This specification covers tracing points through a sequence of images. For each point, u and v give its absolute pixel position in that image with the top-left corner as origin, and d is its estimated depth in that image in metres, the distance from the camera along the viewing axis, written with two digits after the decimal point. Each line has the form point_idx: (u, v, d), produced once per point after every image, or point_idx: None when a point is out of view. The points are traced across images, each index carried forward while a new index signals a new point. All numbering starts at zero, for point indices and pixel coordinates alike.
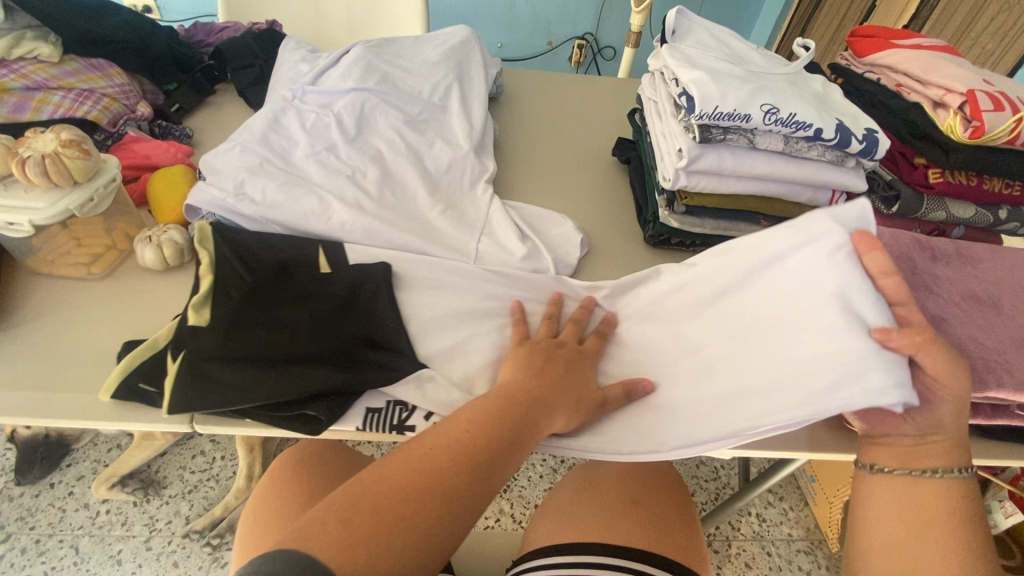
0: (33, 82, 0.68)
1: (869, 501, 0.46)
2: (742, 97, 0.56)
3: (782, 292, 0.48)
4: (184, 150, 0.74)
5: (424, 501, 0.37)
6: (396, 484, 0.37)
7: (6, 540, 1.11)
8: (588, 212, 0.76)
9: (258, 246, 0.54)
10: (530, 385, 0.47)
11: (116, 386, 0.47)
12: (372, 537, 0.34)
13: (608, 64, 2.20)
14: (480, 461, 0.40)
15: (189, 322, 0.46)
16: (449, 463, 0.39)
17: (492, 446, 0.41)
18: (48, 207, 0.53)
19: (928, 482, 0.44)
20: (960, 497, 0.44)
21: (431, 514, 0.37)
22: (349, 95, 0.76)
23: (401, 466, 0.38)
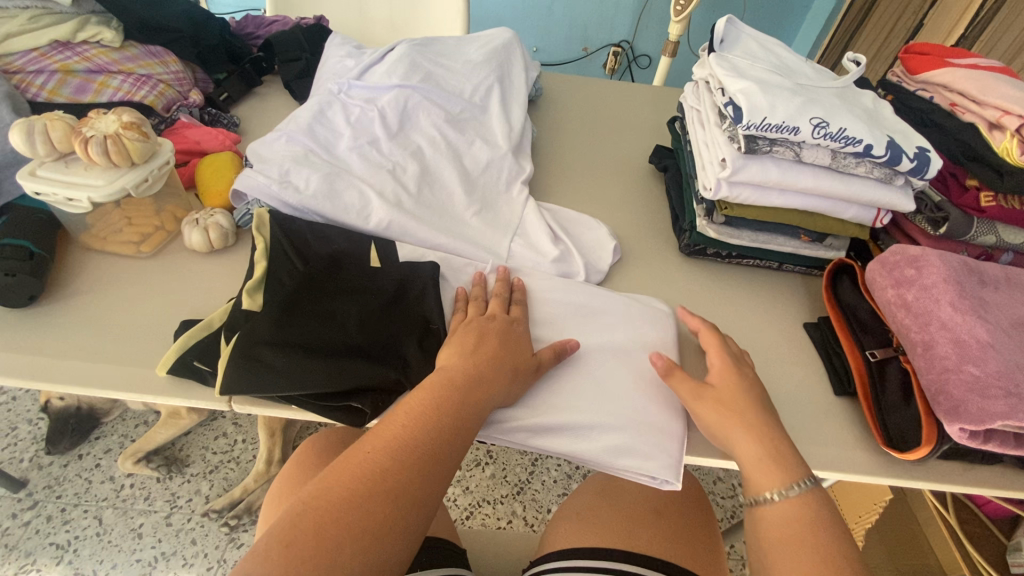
0: (95, 65, 0.71)
1: (756, 530, 0.47)
2: (791, 110, 0.56)
3: (564, 315, 0.59)
4: (233, 138, 0.76)
5: (377, 503, 0.38)
6: (342, 496, 0.37)
7: (34, 507, 1.14)
8: (624, 218, 0.76)
9: (315, 238, 0.60)
10: (469, 367, 0.47)
11: (172, 361, 0.50)
12: (341, 506, 0.37)
13: (643, 72, 2.19)
14: (422, 445, 0.41)
15: (245, 308, 0.51)
16: (398, 460, 0.40)
17: (438, 430, 0.42)
18: (106, 185, 0.55)
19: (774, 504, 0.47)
20: (814, 513, 0.45)
21: (389, 515, 0.38)
22: (394, 92, 0.78)
23: (348, 479, 0.38)
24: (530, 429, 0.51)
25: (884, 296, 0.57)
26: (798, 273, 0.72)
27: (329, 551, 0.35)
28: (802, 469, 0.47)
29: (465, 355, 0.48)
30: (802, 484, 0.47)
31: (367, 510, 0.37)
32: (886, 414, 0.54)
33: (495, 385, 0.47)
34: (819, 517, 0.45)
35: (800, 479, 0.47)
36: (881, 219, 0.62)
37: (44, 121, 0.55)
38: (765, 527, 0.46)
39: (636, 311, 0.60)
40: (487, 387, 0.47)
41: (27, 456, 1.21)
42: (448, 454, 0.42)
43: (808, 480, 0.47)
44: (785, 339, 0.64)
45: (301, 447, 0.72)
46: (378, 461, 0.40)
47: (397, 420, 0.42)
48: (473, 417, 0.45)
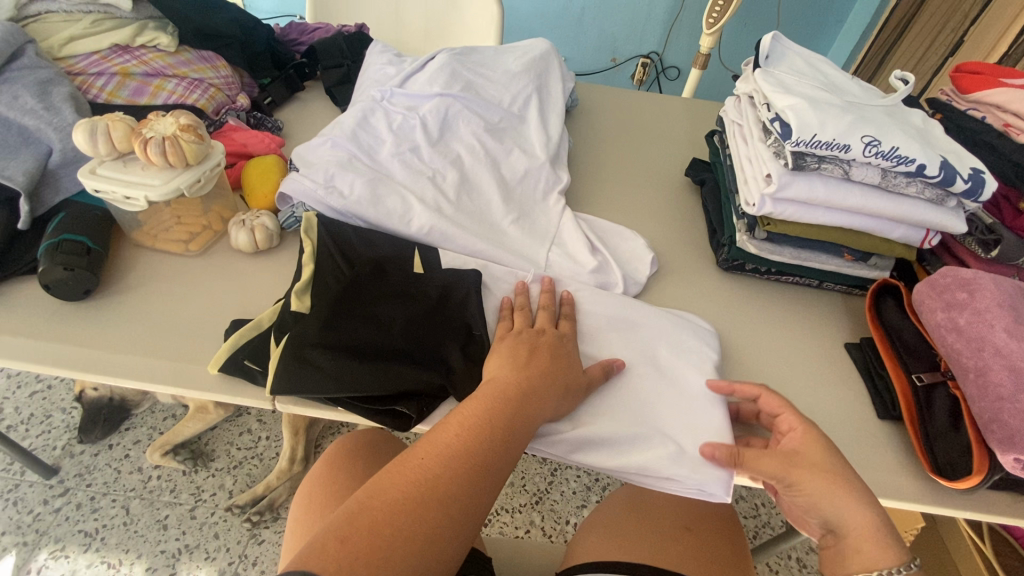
0: (151, 69, 0.73)
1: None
2: (842, 127, 0.55)
3: (610, 329, 0.59)
4: (278, 142, 0.77)
5: (429, 508, 0.38)
6: (396, 499, 0.38)
7: (65, 493, 1.18)
8: (661, 231, 0.76)
9: (360, 242, 0.61)
10: (521, 380, 0.47)
11: (224, 360, 0.51)
12: (395, 509, 0.38)
13: (671, 84, 2.18)
14: (473, 456, 0.42)
15: (293, 310, 0.52)
16: (450, 467, 0.40)
17: (491, 440, 0.43)
18: (162, 185, 0.57)
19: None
20: None
21: (440, 521, 0.38)
22: (435, 100, 0.79)
23: (401, 484, 0.39)
24: (569, 441, 0.51)
25: (932, 318, 0.56)
26: (838, 292, 0.70)
27: (383, 551, 0.35)
28: (886, 542, 0.46)
29: (516, 367, 0.49)
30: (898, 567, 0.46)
31: (419, 515, 0.38)
32: (933, 440, 0.52)
33: (545, 398, 0.47)
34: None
35: (903, 563, 0.46)
36: (929, 240, 0.61)
37: (107, 121, 0.57)
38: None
39: (677, 329, 0.60)
40: (537, 400, 0.47)
41: (60, 444, 1.24)
42: (498, 466, 0.43)
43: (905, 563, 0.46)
44: (825, 359, 0.63)
45: (325, 453, 0.72)
46: (432, 468, 0.40)
47: (450, 427, 0.43)
48: (523, 430, 0.45)
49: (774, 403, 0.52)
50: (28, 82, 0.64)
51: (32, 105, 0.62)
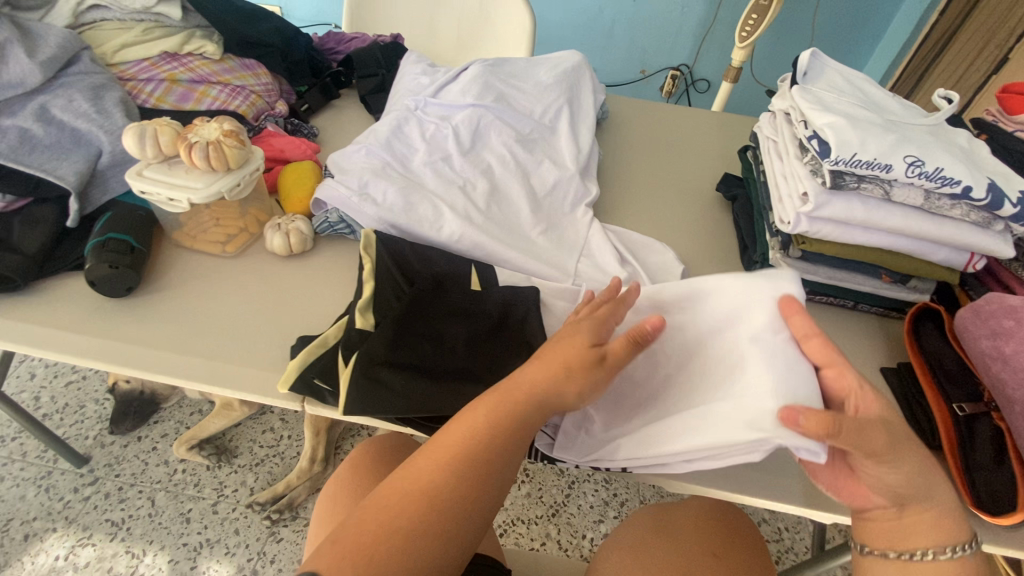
0: (197, 75, 0.76)
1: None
2: (884, 147, 0.54)
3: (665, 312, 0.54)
4: (313, 148, 0.79)
5: (419, 517, 0.41)
6: (390, 507, 0.41)
7: (94, 482, 1.21)
8: (692, 246, 0.75)
9: (418, 261, 0.62)
10: (527, 379, 0.46)
11: (294, 378, 0.52)
12: (387, 517, 0.40)
13: (700, 97, 2.17)
14: (466, 465, 0.43)
15: (359, 327, 0.54)
16: (456, 471, 0.42)
17: (498, 444, 0.43)
18: (204, 188, 0.59)
19: (924, 564, 0.43)
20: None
21: (429, 529, 0.41)
22: (468, 110, 0.80)
23: (396, 492, 0.42)
24: (630, 445, 0.49)
25: (976, 345, 0.55)
26: (873, 314, 0.69)
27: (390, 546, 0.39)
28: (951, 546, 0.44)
29: (531, 363, 0.47)
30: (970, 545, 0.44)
31: (408, 524, 0.40)
32: (973, 471, 0.50)
33: (550, 397, 0.45)
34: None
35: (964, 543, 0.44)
36: (974, 264, 0.59)
37: (155, 126, 0.59)
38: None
39: (744, 283, 0.51)
40: (543, 400, 0.45)
41: (92, 434, 1.28)
42: (490, 472, 0.43)
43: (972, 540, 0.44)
44: None
45: (348, 457, 0.72)
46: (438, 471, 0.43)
47: (457, 430, 0.44)
48: (522, 434, 0.45)
49: (822, 356, 0.45)
50: (83, 87, 0.66)
51: (86, 109, 0.65)
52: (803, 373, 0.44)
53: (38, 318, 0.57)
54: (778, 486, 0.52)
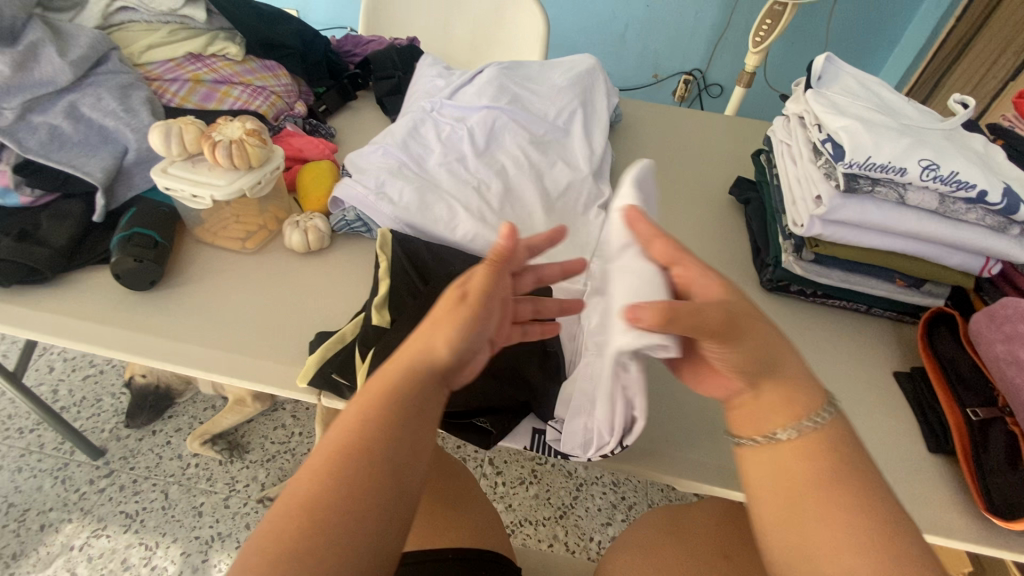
0: (220, 76, 0.78)
1: (752, 472, 0.43)
2: (898, 150, 0.54)
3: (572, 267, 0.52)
4: (331, 148, 0.80)
5: (326, 530, 0.33)
6: (289, 531, 0.33)
7: (109, 475, 1.23)
8: (704, 248, 0.76)
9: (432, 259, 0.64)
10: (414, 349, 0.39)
11: (313, 373, 0.53)
12: (289, 542, 0.33)
13: (713, 102, 2.17)
14: (363, 456, 0.36)
15: (376, 323, 0.55)
16: (353, 465, 0.35)
17: (397, 420, 0.37)
18: (226, 185, 0.60)
19: (786, 442, 0.41)
20: (826, 448, 0.41)
21: (342, 541, 0.33)
22: (483, 112, 0.81)
23: (288, 513, 0.34)
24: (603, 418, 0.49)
25: (990, 350, 0.55)
26: (887, 318, 0.69)
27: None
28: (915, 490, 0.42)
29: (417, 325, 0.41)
30: (823, 412, 0.42)
31: (316, 543, 0.33)
32: (987, 477, 0.50)
33: (439, 357, 0.39)
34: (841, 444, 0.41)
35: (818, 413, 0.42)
36: (989, 268, 0.59)
37: (180, 125, 0.61)
38: (756, 473, 0.42)
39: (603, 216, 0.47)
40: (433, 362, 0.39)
41: (108, 427, 1.30)
42: (398, 458, 0.37)
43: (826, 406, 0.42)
44: (870, 387, 0.61)
45: None
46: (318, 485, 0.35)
47: (334, 430, 0.37)
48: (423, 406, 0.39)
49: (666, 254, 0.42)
50: (112, 86, 0.68)
51: (114, 107, 0.67)
52: (652, 279, 0.41)
53: (65, 310, 0.59)
54: None
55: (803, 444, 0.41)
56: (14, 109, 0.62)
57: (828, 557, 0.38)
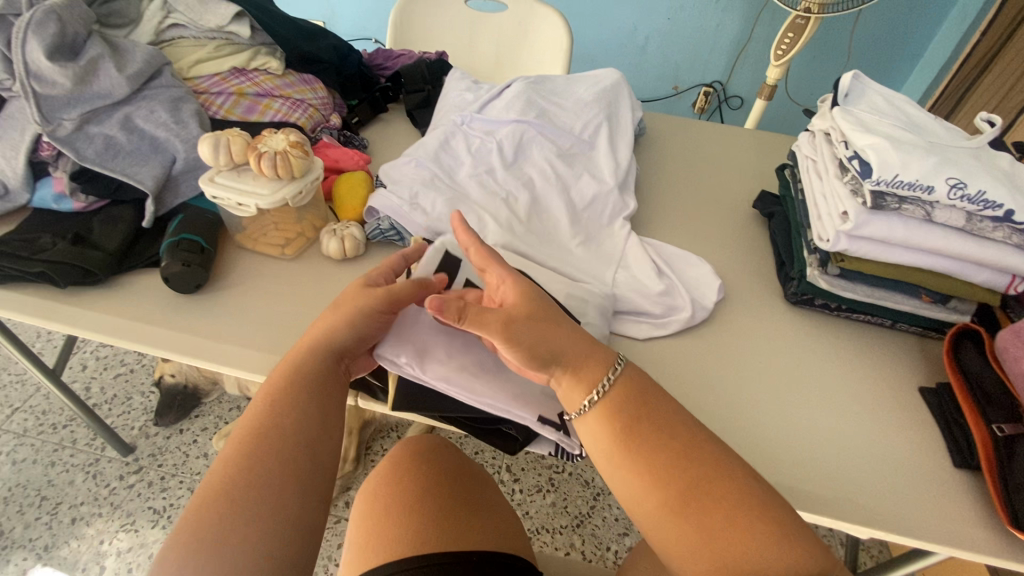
0: (262, 89, 0.82)
1: (588, 438, 0.50)
2: (926, 168, 0.55)
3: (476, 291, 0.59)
4: (365, 158, 0.83)
5: (249, 476, 0.45)
6: (218, 484, 0.45)
7: (139, 471, 1.27)
8: (726, 260, 0.77)
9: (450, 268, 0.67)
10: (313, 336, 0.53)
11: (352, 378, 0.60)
12: (222, 493, 0.44)
13: (733, 114, 2.17)
14: (275, 421, 0.48)
15: None
16: (269, 427, 0.47)
17: (305, 391, 0.50)
18: (270, 195, 0.63)
19: (598, 401, 0.49)
20: (627, 398, 0.49)
21: (262, 483, 0.45)
22: (512, 126, 0.83)
23: (217, 473, 0.45)
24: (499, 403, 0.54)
25: (1017, 366, 0.55)
26: (912, 333, 0.69)
27: (212, 527, 0.42)
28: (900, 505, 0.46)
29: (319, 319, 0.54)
30: (615, 370, 0.50)
31: (242, 489, 0.44)
32: (1012, 494, 0.50)
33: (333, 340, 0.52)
34: (639, 397, 0.49)
35: (610, 366, 0.50)
36: (1016, 286, 0.59)
37: (228, 136, 0.64)
38: (595, 439, 0.49)
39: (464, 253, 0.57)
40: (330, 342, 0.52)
41: (137, 424, 1.34)
42: (304, 419, 0.49)
43: (619, 361, 0.51)
44: (893, 401, 0.62)
45: (394, 452, 0.77)
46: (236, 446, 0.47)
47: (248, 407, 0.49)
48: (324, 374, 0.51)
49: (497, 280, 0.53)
50: (164, 99, 0.72)
51: (165, 119, 0.71)
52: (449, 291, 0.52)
53: (116, 310, 0.62)
54: (814, 500, 0.52)
55: (610, 401, 0.49)
56: (74, 120, 0.67)
57: (641, 497, 0.46)
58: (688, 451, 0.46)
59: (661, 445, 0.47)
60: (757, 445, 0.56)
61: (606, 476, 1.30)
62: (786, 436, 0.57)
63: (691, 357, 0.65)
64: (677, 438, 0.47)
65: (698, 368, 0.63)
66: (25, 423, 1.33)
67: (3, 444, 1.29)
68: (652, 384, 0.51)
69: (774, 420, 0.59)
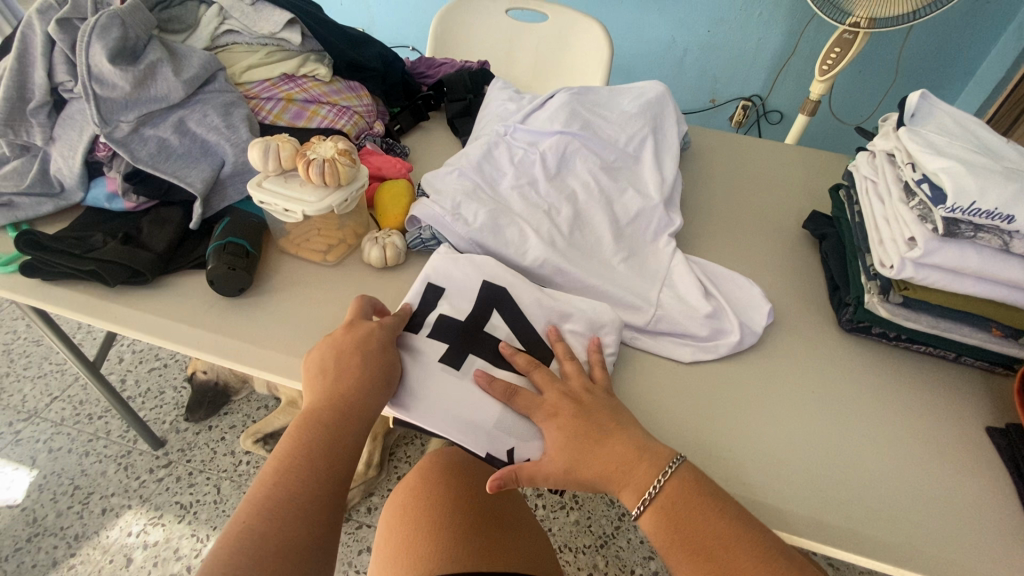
0: (310, 96, 0.82)
1: (653, 534, 0.48)
2: (1008, 196, 0.52)
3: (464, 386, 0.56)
4: (407, 167, 0.83)
5: (292, 511, 0.45)
6: (257, 519, 0.44)
7: (168, 465, 1.28)
8: (774, 283, 0.74)
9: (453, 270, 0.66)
10: (336, 378, 0.52)
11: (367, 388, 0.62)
12: (263, 527, 0.43)
13: (772, 128, 2.12)
14: (311, 455, 0.48)
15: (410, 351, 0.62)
16: (303, 463, 0.47)
17: (336, 429, 0.50)
18: (317, 201, 0.63)
19: (661, 496, 0.48)
20: (687, 493, 0.47)
21: (305, 518, 0.45)
22: (556, 137, 0.82)
23: (255, 508, 0.44)
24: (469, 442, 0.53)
25: None
26: (977, 369, 0.65)
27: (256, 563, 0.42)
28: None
29: (332, 362, 0.54)
30: (667, 470, 0.48)
31: (285, 526, 0.44)
32: None
33: (357, 382, 0.52)
34: (693, 496, 0.47)
35: (665, 463, 0.49)
36: None
37: (276, 142, 0.65)
38: (659, 535, 0.47)
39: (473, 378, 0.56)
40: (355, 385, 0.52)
41: (168, 419, 1.36)
42: (338, 454, 0.49)
43: (673, 460, 0.49)
44: (958, 440, 0.58)
45: (422, 464, 0.76)
46: (238, 542, 0.42)
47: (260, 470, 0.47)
48: (353, 414, 0.51)
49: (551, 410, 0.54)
50: (217, 103, 0.73)
51: (217, 123, 0.72)
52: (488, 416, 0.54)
53: (160, 310, 0.63)
54: (880, 547, 0.49)
55: (671, 493, 0.47)
56: (130, 122, 0.68)
57: None
58: (746, 559, 0.44)
59: (733, 544, 0.45)
60: (813, 482, 0.53)
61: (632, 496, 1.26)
62: (842, 475, 0.54)
63: (739, 383, 0.62)
64: (734, 542, 0.45)
65: (745, 395, 0.61)
66: (63, 413, 1.37)
67: (42, 432, 1.33)
68: (708, 478, 0.49)
69: (829, 455, 0.56)
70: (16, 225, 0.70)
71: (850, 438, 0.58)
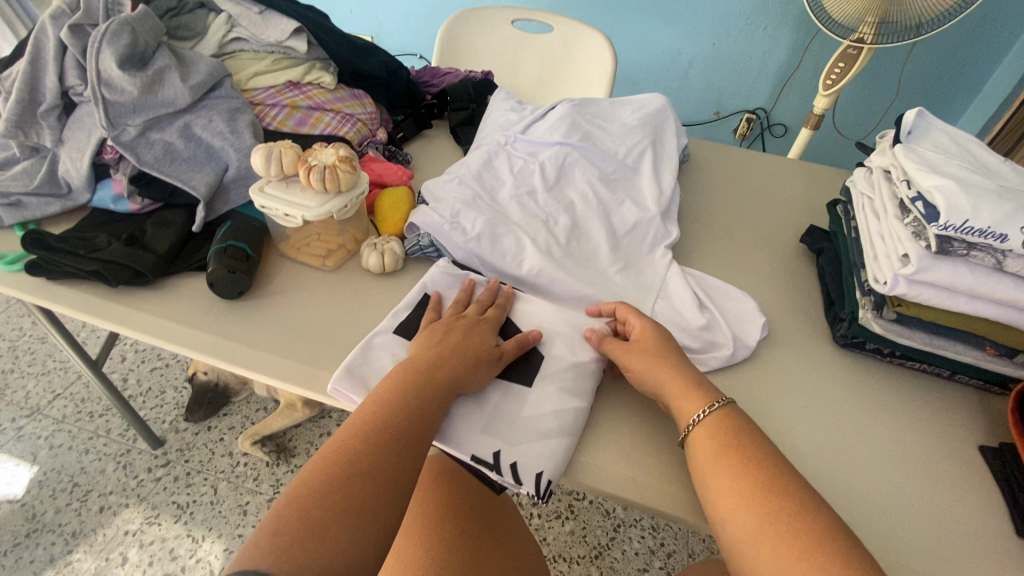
0: (314, 103, 0.83)
1: (692, 442, 0.50)
2: (1001, 215, 0.52)
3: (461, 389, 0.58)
4: (408, 174, 0.84)
5: (371, 468, 0.44)
6: (338, 470, 0.43)
7: (166, 465, 1.29)
8: (770, 296, 0.74)
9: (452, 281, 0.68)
10: (434, 356, 0.55)
11: None
12: (341, 478, 0.42)
13: (776, 141, 2.13)
14: (397, 421, 0.48)
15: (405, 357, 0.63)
16: (388, 427, 0.47)
17: (423, 404, 0.50)
18: (316, 207, 0.64)
19: (713, 414, 0.51)
20: (737, 421, 0.51)
21: (381, 481, 0.44)
22: (555, 148, 0.83)
23: (337, 457, 0.44)
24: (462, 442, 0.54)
25: None
26: (972, 386, 0.65)
27: (327, 513, 0.40)
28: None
29: (436, 340, 0.57)
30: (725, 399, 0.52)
31: (362, 480, 0.43)
32: None
33: (453, 365, 0.54)
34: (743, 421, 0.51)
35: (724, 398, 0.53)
36: None
37: (279, 148, 0.66)
38: (698, 441, 0.50)
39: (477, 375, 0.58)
40: (450, 366, 0.54)
41: (168, 419, 1.37)
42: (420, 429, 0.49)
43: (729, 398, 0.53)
44: (952, 459, 0.58)
45: None
46: (315, 482, 0.42)
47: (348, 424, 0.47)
48: (443, 395, 0.52)
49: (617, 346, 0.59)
50: (222, 109, 0.74)
51: (222, 128, 0.73)
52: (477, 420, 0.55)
53: (161, 311, 0.64)
54: None
55: (723, 416, 0.51)
56: (137, 126, 0.69)
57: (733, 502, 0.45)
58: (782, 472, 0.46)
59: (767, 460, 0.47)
60: None
61: (628, 507, 1.26)
62: (828, 488, 0.54)
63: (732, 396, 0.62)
64: (771, 461, 0.47)
65: None
66: (65, 410, 1.38)
67: (43, 429, 1.34)
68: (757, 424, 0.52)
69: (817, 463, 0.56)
70: (22, 225, 0.71)
71: (840, 452, 0.58)
